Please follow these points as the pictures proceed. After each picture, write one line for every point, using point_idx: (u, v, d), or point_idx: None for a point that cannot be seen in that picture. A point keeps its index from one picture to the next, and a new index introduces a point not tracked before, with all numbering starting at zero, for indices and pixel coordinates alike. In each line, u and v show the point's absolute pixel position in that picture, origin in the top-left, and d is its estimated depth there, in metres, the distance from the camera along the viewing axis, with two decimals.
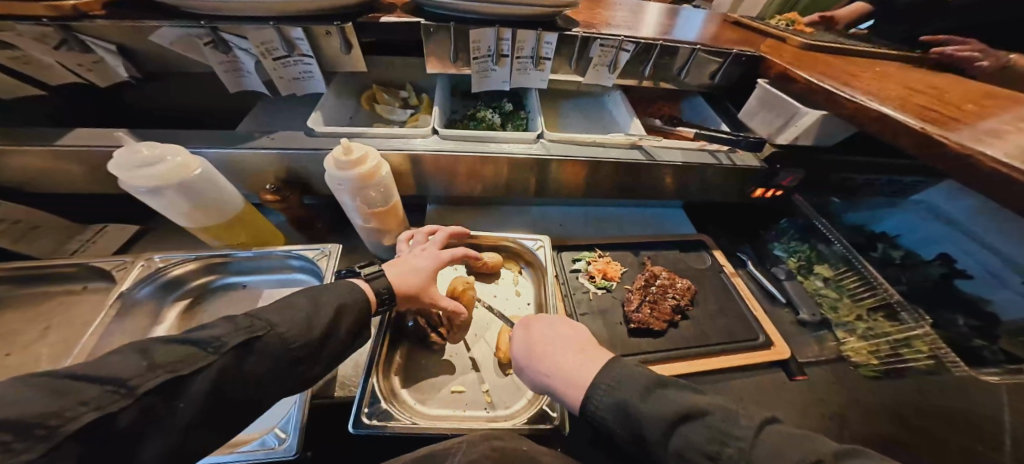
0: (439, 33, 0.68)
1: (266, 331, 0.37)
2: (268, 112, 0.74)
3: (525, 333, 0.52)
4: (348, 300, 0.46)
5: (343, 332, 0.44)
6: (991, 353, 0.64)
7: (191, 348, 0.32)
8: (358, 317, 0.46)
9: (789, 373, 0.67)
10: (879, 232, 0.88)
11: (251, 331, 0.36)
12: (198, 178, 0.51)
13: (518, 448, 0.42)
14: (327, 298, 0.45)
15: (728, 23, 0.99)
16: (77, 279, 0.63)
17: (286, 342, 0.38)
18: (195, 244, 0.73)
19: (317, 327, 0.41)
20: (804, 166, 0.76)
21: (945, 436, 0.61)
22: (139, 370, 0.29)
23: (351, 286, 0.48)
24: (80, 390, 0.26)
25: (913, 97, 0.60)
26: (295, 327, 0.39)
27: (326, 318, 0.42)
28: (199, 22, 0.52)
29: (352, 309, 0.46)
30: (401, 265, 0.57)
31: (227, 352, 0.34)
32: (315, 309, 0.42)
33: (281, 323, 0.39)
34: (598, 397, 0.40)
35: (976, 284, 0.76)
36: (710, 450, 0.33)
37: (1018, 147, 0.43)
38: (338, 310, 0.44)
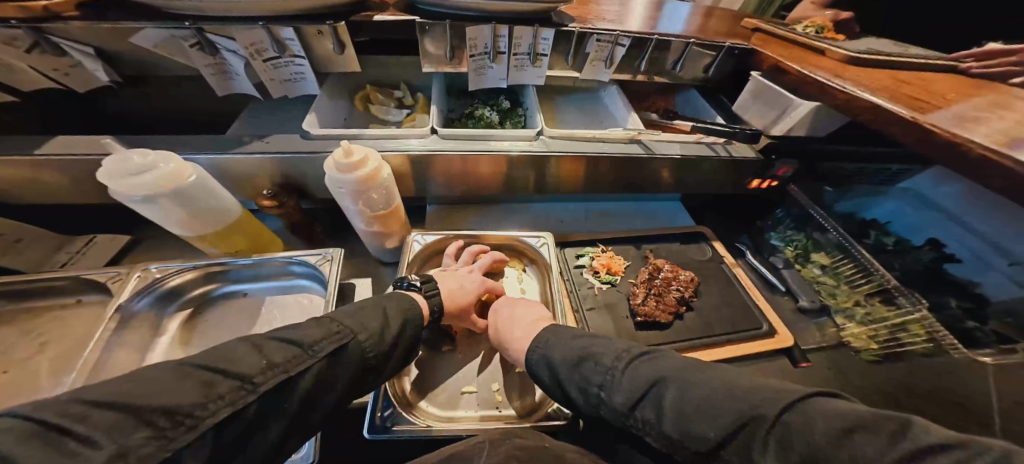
0: (434, 30, 0.67)
1: (351, 339, 0.41)
2: (258, 116, 0.72)
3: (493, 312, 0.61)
4: (408, 311, 0.50)
5: (407, 343, 0.48)
6: (984, 335, 0.66)
7: (296, 350, 0.36)
8: (417, 328, 0.51)
9: (793, 360, 0.68)
10: (869, 219, 0.89)
11: (339, 337, 0.40)
12: (192, 185, 0.50)
13: (541, 445, 0.44)
14: (393, 309, 0.49)
15: (748, 29, 0.92)
16: (69, 292, 0.62)
17: (364, 352, 0.42)
18: (188, 253, 0.72)
19: (388, 337, 0.45)
20: (800, 157, 0.77)
21: (936, 415, 0.62)
22: (260, 368, 0.33)
23: (411, 300, 0.52)
24: (215, 384, 0.30)
25: (900, 87, 0.61)
26: (372, 338, 0.43)
27: (395, 329, 0.46)
28: (184, 23, 0.50)
29: (413, 320, 0.50)
30: (450, 282, 0.60)
31: (322, 357, 0.38)
32: (386, 321, 0.46)
33: (361, 332, 0.43)
34: (528, 353, 0.50)
35: (965, 268, 0.78)
36: (598, 381, 0.43)
37: (1005, 134, 0.45)
38: (403, 322, 0.48)
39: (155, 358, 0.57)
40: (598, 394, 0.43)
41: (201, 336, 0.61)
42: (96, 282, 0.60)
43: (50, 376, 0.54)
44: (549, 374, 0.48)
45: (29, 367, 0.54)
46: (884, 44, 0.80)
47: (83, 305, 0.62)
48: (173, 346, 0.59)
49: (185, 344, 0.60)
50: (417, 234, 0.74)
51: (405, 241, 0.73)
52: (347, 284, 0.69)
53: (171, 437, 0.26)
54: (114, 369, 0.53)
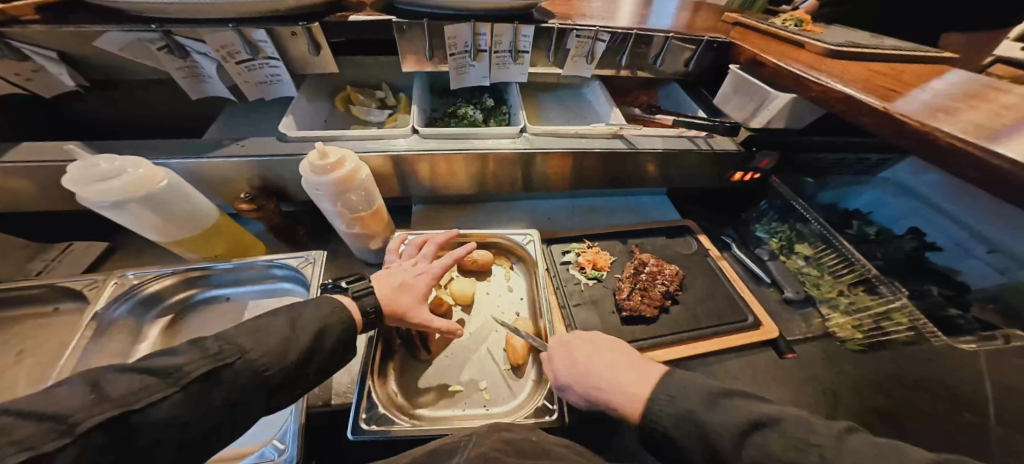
0: (412, 30, 0.66)
1: (237, 357, 0.34)
2: (235, 119, 0.71)
3: (567, 351, 0.51)
4: (328, 317, 0.43)
5: (325, 352, 0.41)
6: (966, 322, 0.66)
7: (149, 378, 0.29)
8: (344, 338, 0.43)
9: (780, 352, 0.69)
10: (851, 209, 0.90)
11: (218, 358, 0.33)
12: (163, 190, 0.50)
13: (530, 439, 0.43)
14: (307, 318, 0.41)
15: (729, 24, 0.93)
16: (46, 301, 0.61)
17: (258, 370, 0.34)
18: (168, 259, 0.71)
19: (295, 350, 0.37)
20: (779, 148, 0.78)
21: (939, 408, 0.64)
22: (84, 404, 0.26)
23: (333, 303, 0.44)
24: (17, 428, 0.23)
25: (874, 78, 0.62)
26: (271, 353, 0.36)
27: (309, 340, 0.39)
28: (150, 26, 0.49)
29: (334, 330, 0.42)
30: (389, 279, 0.54)
31: (188, 384, 0.30)
32: (294, 332, 0.39)
33: (254, 348, 0.35)
34: (648, 405, 0.40)
35: (945, 255, 0.79)
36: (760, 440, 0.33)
37: (972, 122, 0.45)
38: (318, 331, 0.41)
39: None
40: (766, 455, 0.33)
41: (183, 341, 0.60)
42: (73, 290, 0.59)
43: (29, 386, 0.53)
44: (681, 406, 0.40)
45: (6, 377, 0.53)
46: (863, 38, 0.81)
47: (60, 313, 0.61)
48: (154, 353, 0.59)
49: (167, 350, 0.59)
50: (401, 235, 0.74)
51: (388, 241, 0.73)
52: (331, 286, 0.69)
53: None
54: None
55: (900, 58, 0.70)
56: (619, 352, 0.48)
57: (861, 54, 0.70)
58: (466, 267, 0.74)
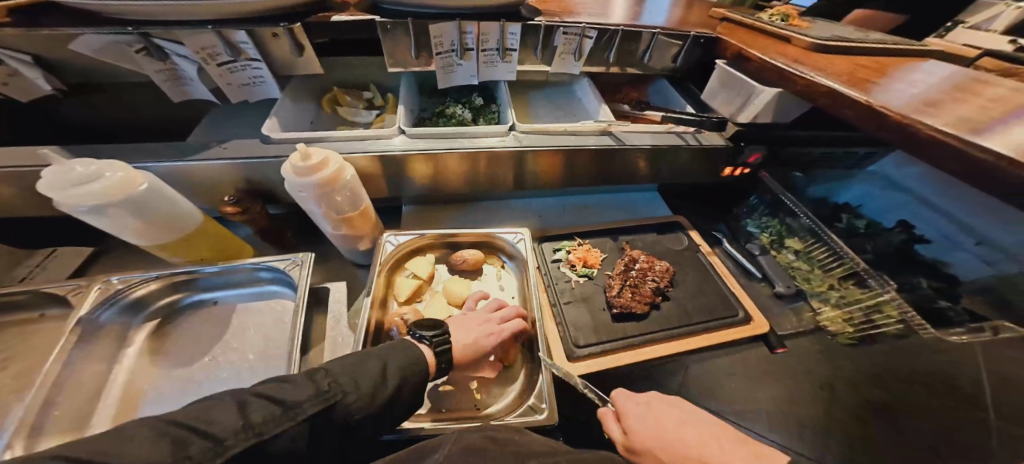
0: (396, 29, 0.66)
1: (339, 399, 0.35)
2: (220, 121, 0.71)
3: (639, 405, 0.49)
4: (411, 365, 0.44)
5: (399, 403, 0.42)
6: (955, 314, 0.66)
7: (276, 407, 0.30)
8: (416, 388, 0.44)
9: (770, 346, 0.70)
10: (841, 203, 0.90)
11: (327, 397, 0.34)
12: (143, 193, 0.49)
13: (511, 437, 0.43)
14: (394, 362, 0.43)
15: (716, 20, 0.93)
16: (30, 307, 0.60)
17: (349, 414, 0.36)
18: (155, 263, 0.70)
19: (380, 398, 0.39)
20: (768, 143, 0.78)
21: (935, 401, 0.67)
22: (234, 429, 0.27)
23: (417, 359, 0.45)
24: (186, 444, 0.25)
25: (859, 71, 0.62)
26: (360, 397, 0.37)
27: (392, 387, 0.40)
28: (128, 28, 0.48)
29: (413, 379, 0.43)
30: (465, 333, 0.53)
31: (303, 420, 0.32)
32: (382, 377, 0.40)
33: (352, 391, 0.37)
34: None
35: (934, 248, 0.79)
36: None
37: (955, 115, 0.46)
38: (401, 378, 0.42)
39: (123, 369, 0.57)
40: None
41: (171, 346, 0.60)
42: (57, 295, 0.59)
43: (15, 393, 0.53)
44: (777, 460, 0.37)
45: None
46: (848, 32, 0.81)
47: (44, 320, 0.61)
48: (141, 357, 0.58)
49: (154, 355, 0.59)
50: (389, 235, 0.73)
51: (377, 242, 0.72)
52: (320, 288, 0.69)
53: None
54: (79, 382, 0.52)
55: (883, 52, 0.70)
56: (690, 410, 0.48)
57: (846, 48, 0.70)
58: (456, 267, 0.74)
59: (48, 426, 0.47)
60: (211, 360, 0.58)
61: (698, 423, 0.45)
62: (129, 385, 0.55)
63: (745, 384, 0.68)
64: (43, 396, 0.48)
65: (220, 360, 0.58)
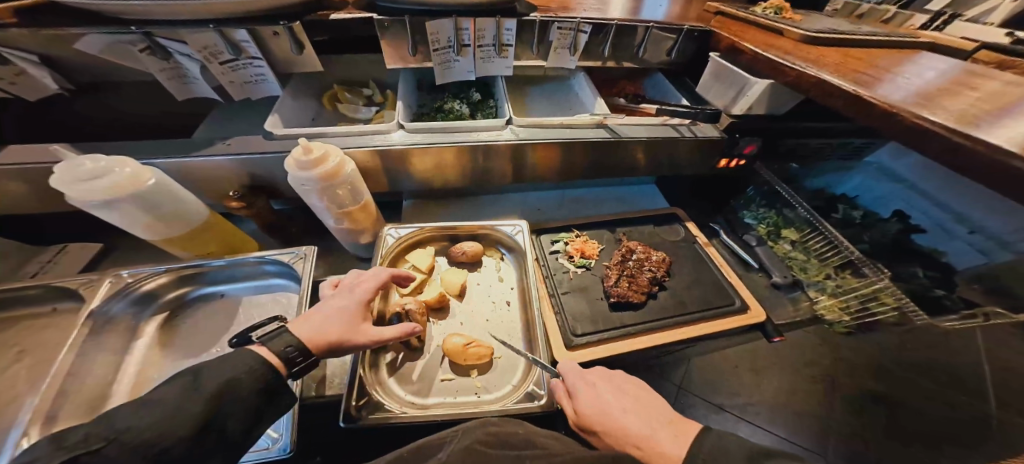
0: (394, 28, 0.67)
1: (107, 442, 0.28)
2: (224, 118, 0.73)
3: (588, 386, 0.51)
4: (242, 372, 0.37)
5: (236, 413, 0.35)
6: (951, 301, 0.65)
7: None
8: (256, 398, 0.37)
9: (768, 335, 0.71)
10: (838, 194, 0.91)
11: (74, 448, 0.27)
12: (151, 189, 0.51)
13: (513, 431, 0.43)
14: (213, 375, 0.36)
15: (710, 13, 0.93)
16: (43, 302, 0.63)
17: (147, 449, 0.29)
18: (162, 258, 0.72)
19: (190, 420, 0.32)
20: (763, 135, 0.78)
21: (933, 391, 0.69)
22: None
23: (243, 358, 0.38)
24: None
25: (850, 63, 0.63)
26: (158, 425, 0.30)
27: (206, 404, 0.33)
28: (131, 28, 0.50)
29: (250, 385, 0.37)
30: (315, 313, 0.46)
31: None
32: (186, 396, 0.33)
33: (133, 425, 0.30)
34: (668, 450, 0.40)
35: (931, 237, 0.79)
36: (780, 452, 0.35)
37: (943, 105, 0.46)
38: (224, 390, 0.35)
39: (134, 361, 0.58)
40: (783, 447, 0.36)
41: (178, 338, 0.62)
42: (68, 290, 0.61)
43: (29, 383, 0.55)
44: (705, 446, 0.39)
45: (5, 376, 0.55)
46: (841, 24, 0.82)
47: (57, 313, 0.63)
48: (151, 348, 0.60)
49: (163, 346, 0.61)
50: (390, 228, 0.75)
51: (378, 235, 0.74)
52: (322, 281, 0.70)
53: None
54: (91, 372, 0.54)
55: (872, 43, 0.71)
56: (641, 396, 0.49)
57: (838, 40, 0.70)
58: (456, 259, 0.75)
59: (64, 413, 0.49)
60: (218, 351, 0.60)
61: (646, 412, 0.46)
62: (140, 375, 0.57)
63: (748, 376, 0.71)
64: (58, 386, 0.49)
65: (226, 351, 0.60)
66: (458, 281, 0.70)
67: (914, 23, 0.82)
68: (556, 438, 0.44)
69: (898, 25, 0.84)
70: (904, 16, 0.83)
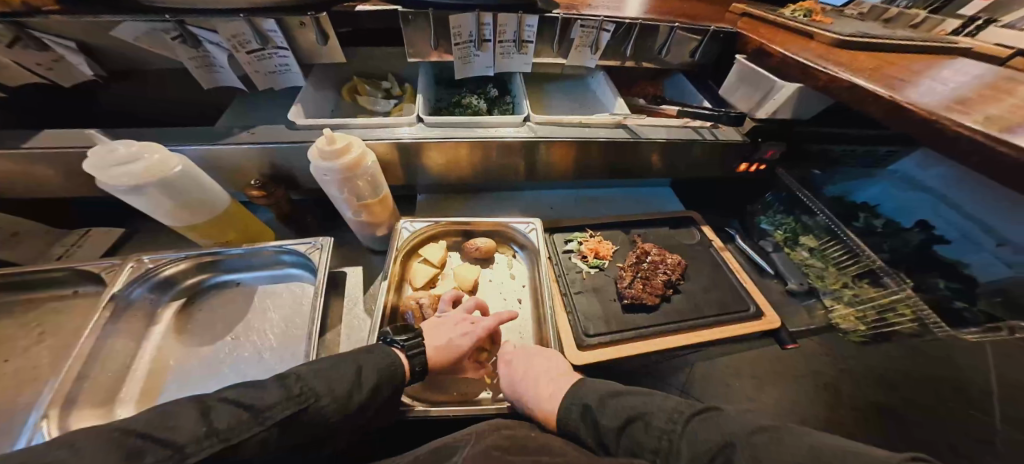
0: (418, 20, 0.67)
1: (311, 402, 0.38)
2: (246, 109, 0.73)
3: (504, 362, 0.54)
4: (389, 372, 0.45)
5: (379, 404, 0.44)
6: (973, 314, 0.63)
7: (243, 413, 0.34)
8: (394, 392, 0.46)
9: (781, 342, 0.69)
10: (859, 202, 0.87)
11: (299, 402, 0.37)
12: (178, 176, 0.52)
13: (527, 435, 0.43)
14: (371, 367, 0.44)
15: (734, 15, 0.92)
16: (67, 283, 0.64)
17: (324, 418, 0.39)
18: (180, 245, 0.73)
19: (355, 403, 0.41)
20: (786, 139, 0.77)
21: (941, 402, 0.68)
22: None
23: (392, 359, 0.47)
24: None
25: (882, 67, 0.61)
26: (334, 402, 0.39)
27: (367, 395, 0.42)
28: (164, 16, 0.51)
29: (391, 384, 0.45)
30: (436, 335, 0.53)
31: (271, 426, 0.35)
32: (354, 378, 0.42)
33: (325, 394, 0.39)
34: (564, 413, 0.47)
35: (954, 248, 0.75)
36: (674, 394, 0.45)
37: (984, 113, 0.45)
38: (378, 383, 0.44)
39: (150, 346, 0.59)
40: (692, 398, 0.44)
41: (194, 324, 0.63)
42: (91, 273, 0.63)
43: (51, 365, 0.57)
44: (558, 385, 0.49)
45: (28, 356, 0.57)
46: (871, 29, 0.80)
47: (79, 296, 0.65)
48: (166, 334, 0.61)
49: (180, 332, 0.62)
50: (405, 222, 0.75)
51: (393, 228, 0.74)
52: (337, 272, 0.71)
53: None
54: (110, 355, 0.55)
55: (905, 47, 0.69)
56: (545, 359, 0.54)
57: (869, 44, 0.69)
58: (469, 255, 0.75)
59: (77, 398, 0.50)
60: (232, 339, 0.61)
61: (557, 373, 0.51)
62: (155, 361, 0.58)
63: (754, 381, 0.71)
64: (77, 371, 0.50)
65: (241, 340, 0.61)
66: (472, 277, 0.70)
67: (944, 28, 0.80)
68: (576, 445, 0.44)
69: (927, 30, 0.82)
70: (934, 21, 0.81)
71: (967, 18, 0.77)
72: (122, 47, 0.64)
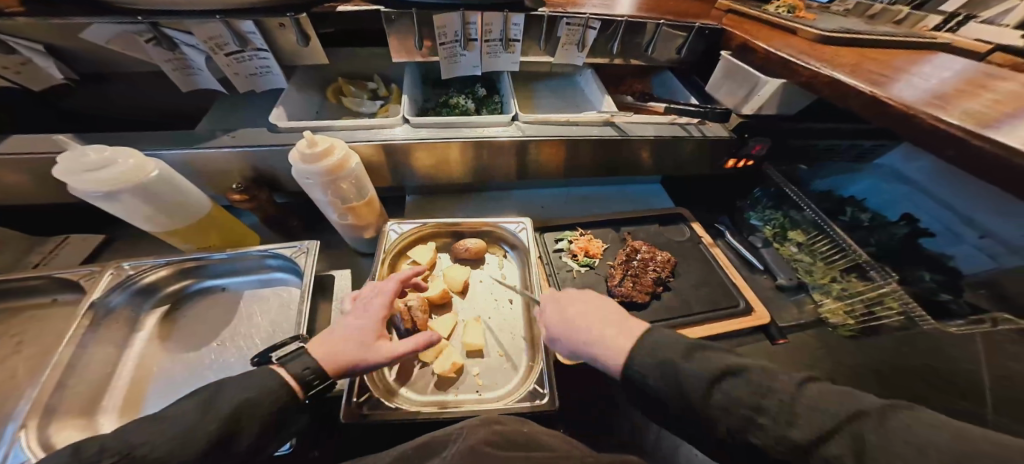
0: (401, 20, 0.66)
1: (118, 457, 0.29)
2: (227, 111, 0.72)
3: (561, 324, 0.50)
4: (259, 392, 0.38)
5: (244, 439, 0.35)
6: (957, 306, 0.64)
7: None
8: (273, 416, 0.37)
9: (771, 337, 0.69)
10: (845, 196, 0.88)
11: (93, 462, 0.28)
12: (155, 180, 0.51)
13: (519, 430, 0.43)
14: (224, 397, 0.36)
15: (721, 11, 0.92)
16: (45, 292, 0.63)
17: None
18: (164, 251, 0.72)
19: (198, 442, 0.32)
20: (771, 134, 0.77)
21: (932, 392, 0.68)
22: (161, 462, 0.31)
23: (262, 377, 0.39)
24: None
25: (863, 62, 0.62)
26: (166, 446, 0.31)
27: (219, 425, 0.34)
28: (136, 18, 0.50)
29: (261, 409, 0.37)
30: (325, 337, 0.45)
31: None
32: (225, 404, 0.36)
33: (144, 443, 0.31)
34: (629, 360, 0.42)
35: (939, 241, 0.77)
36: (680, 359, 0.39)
37: (960, 106, 0.45)
38: (235, 412, 0.35)
39: (133, 354, 0.58)
40: (681, 371, 0.38)
41: (178, 330, 0.62)
42: (70, 281, 0.61)
43: (30, 375, 0.55)
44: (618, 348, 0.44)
45: (6, 365, 0.55)
46: (855, 25, 0.81)
47: (59, 304, 0.63)
48: (150, 341, 0.60)
49: (162, 339, 0.61)
50: (393, 224, 0.74)
51: (381, 230, 0.73)
52: (325, 276, 0.70)
53: None
54: (90, 364, 0.54)
55: (889, 42, 0.69)
56: (602, 305, 0.50)
57: (852, 40, 0.69)
58: (459, 256, 0.75)
59: (57, 408, 0.48)
60: (217, 345, 0.60)
61: (606, 318, 0.47)
62: (140, 368, 0.57)
63: None
64: (56, 378, 0.49)
65: (226, 346, 0.60)
66: (462, 278, 0.70)
67: (927, 24, 0.81)
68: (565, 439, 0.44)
69: (910, 26, 0.83)
70: (917, 16, 0.82)
71: (948, 14, 0.77)
72: (95, 52, 0.64)
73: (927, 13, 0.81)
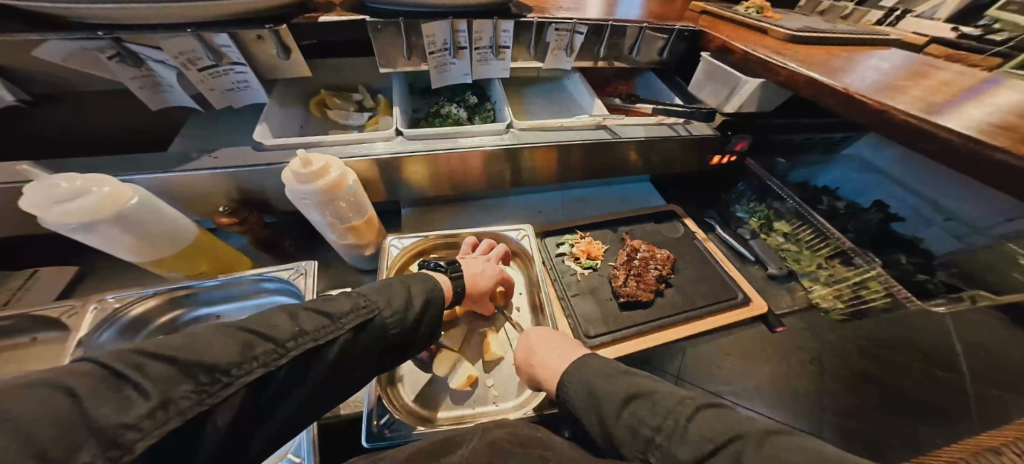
0: (387, 30, 0.64)
1: (375, 315, 0.42)
2: (204, 128, 0.68)
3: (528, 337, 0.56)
4: (434, 292, 0.50)
5: (425, 325, 0.48)
6: (934, 285, 0.69)
7: (323, 321, 0.37)
8: (439, 310, 0.50)
9: (770, 326, 0.73)
10: (821, 186, 0.94)
11: (365, 312, 0.41)
12: (135, 208, 0.47)
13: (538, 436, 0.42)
14: (417, 287, 0.49)
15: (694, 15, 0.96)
16: (22, 331, 0.57)
17: (386, 328, 0.43)
18: (148, 280, 0.66)
19: (410, 318, 0.45)
20: (753, 131, 0.82)
21: (910, 359, 0.75)
22: None
23: (430, 278, 0.52)
24: None
25: (833, 60, 0.66)
26: (393, 314, 0.44)
27: (420, 308, 0.47)
28: (97, 33, 0.46)
29: (435, 303, 0.50)
30: (473, 266, 0.62)
31: (348, 330, 0.39)
32: (411, 300, 0.47)
33: (384, 308, 0.43)
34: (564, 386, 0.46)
35: (909, 225, 0.83)
36: (635, 423, 0.39)
37: (926, 100, 0.50)
38: (426, 300, 0.49)
39: None
40: (638, 439, 0.38)
41: None
42: (50, 319, 0.55)
43: None
44: (581, 404, 0.44)
45: None
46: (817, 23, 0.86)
47: (41, 343, 0.57)
48: None
49: None
50: (394, 239, 0.70)
51: (381, 247, 0.70)
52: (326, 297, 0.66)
53: (210, 391, 0.28)
54: None
55: (852, 41, 0.74)
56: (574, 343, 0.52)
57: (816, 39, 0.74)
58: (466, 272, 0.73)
59: None
60: None
61: (565, 348, 0.52)
62: None
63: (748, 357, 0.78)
64: None
65: None
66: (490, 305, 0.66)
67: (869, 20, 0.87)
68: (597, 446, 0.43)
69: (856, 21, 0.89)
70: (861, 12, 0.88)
71: (888, 8, 0.84)
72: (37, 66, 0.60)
73: (869, 8, 0.87)
